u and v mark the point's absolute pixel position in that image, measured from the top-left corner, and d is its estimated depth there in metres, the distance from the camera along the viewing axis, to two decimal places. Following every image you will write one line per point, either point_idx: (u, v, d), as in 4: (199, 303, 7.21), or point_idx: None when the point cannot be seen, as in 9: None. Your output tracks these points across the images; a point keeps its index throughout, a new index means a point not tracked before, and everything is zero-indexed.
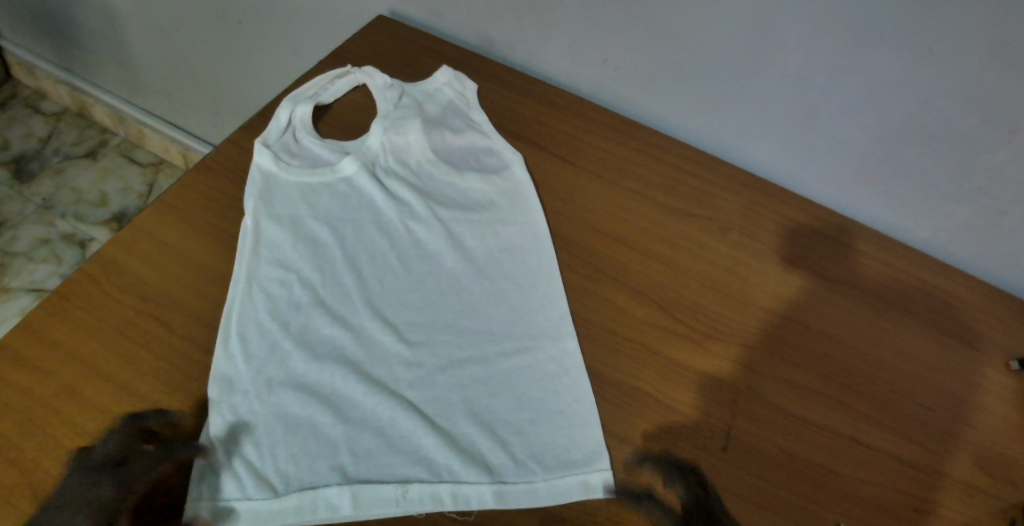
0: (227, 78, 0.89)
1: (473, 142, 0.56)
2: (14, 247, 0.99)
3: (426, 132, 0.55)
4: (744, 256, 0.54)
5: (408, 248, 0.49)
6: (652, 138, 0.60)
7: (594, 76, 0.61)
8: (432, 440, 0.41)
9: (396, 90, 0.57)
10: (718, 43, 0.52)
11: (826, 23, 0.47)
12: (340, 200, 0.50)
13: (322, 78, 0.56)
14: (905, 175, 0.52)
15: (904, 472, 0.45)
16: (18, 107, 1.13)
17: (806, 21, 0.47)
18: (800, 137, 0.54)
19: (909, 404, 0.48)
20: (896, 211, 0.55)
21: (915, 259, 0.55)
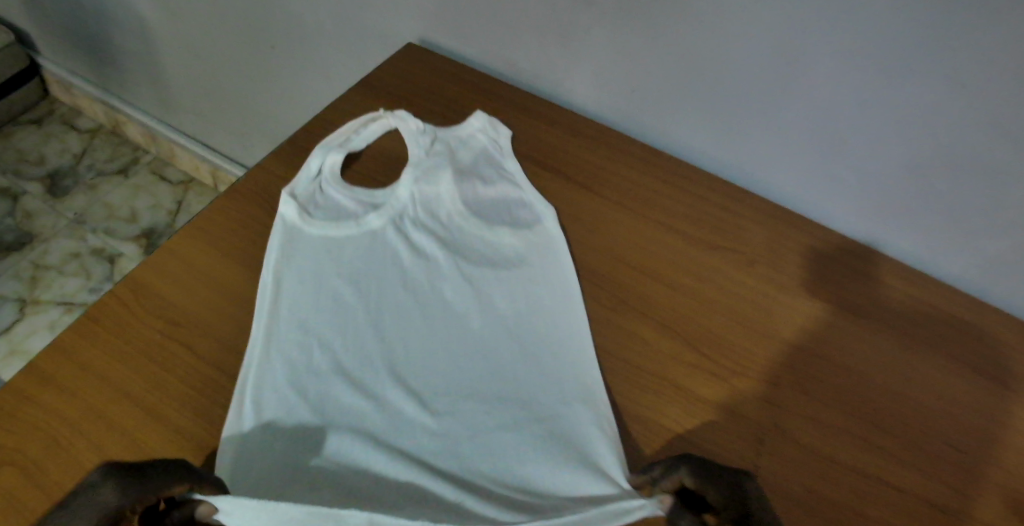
0: (256, 99, 0.91)
1: (504, 192, 0.56)
2: (46, 260, 1.01)
3: (456, 185, 0.55)
4: (770, 289, 0.53)
5: (431, 302, 0.49)
6: (677, 168, 0.60)
7: (618, 105, 0.61)
8: (450, 470, 0.41)
9: (427, 137, 0.57)
10: (743, 72, 0.52)
11: (852, 54, 0.46)
12: (366, 255, 0.51)
13: (355, 122, 0.57)
14: (935, 208, 0.51)
15: (941, 518, 0.43)
16: (55, 124, 1.17)
17: (832, 52, 0.47)
18: (826, 168, 0.54)
19: (945, 446, 0.46)
20: (928, 244, 0.54)
21: (948, 296, 0.54)
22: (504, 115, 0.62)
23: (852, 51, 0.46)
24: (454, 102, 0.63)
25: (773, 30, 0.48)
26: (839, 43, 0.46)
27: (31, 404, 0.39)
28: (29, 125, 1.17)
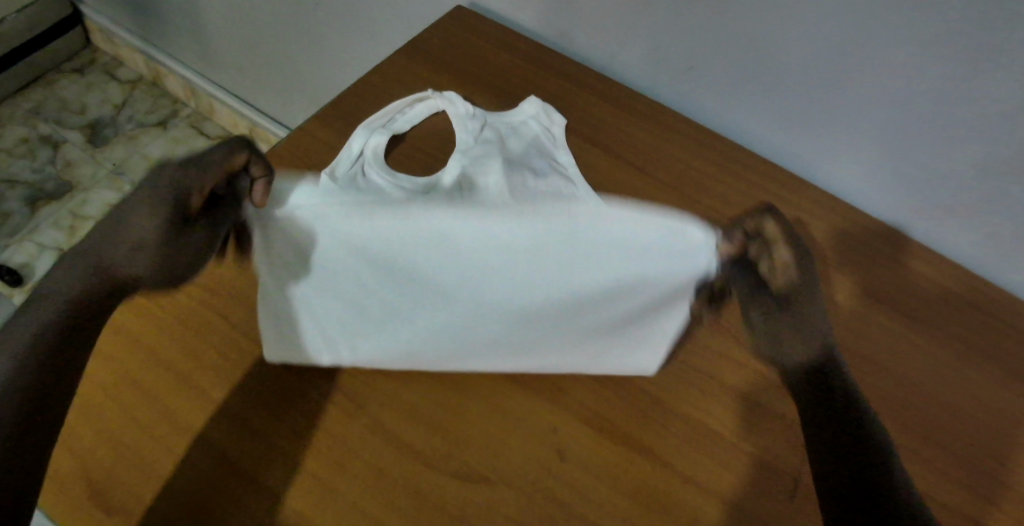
0: (296, 57, 0.89)
1: (557, 186, 0.51)
2: (86, 211, 1.02)
3: (506, 173, 0.50)
4: (826, 287, 0.50)
5: (465, 302, 0.43)
6: (735, 151, 0.56)
7: (677, 81, 0.57)
8: (476, 451, 0.40)
9: (476, 121, 0.54)
10: (818, 51, 0.47)
11: (943, 40, 0.42)
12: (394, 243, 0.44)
13: (401, 102, 0.54)
14: (1003, 218, 0.49)
15: None
16: (96, 73, 1.17)
17: (919, 37, 0.43)
18: (895, 161, 0.51)
19: (1001, 464, 0.43)
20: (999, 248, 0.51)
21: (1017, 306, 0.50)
22: (553, 87, 0.59)
23: (937, 43, 0.42)
24: (501, 70, 0.60)
25: (858, 8, 0.43)
26: (925, 34, 0.42)
27: None
28: (71, 73, 1.17)
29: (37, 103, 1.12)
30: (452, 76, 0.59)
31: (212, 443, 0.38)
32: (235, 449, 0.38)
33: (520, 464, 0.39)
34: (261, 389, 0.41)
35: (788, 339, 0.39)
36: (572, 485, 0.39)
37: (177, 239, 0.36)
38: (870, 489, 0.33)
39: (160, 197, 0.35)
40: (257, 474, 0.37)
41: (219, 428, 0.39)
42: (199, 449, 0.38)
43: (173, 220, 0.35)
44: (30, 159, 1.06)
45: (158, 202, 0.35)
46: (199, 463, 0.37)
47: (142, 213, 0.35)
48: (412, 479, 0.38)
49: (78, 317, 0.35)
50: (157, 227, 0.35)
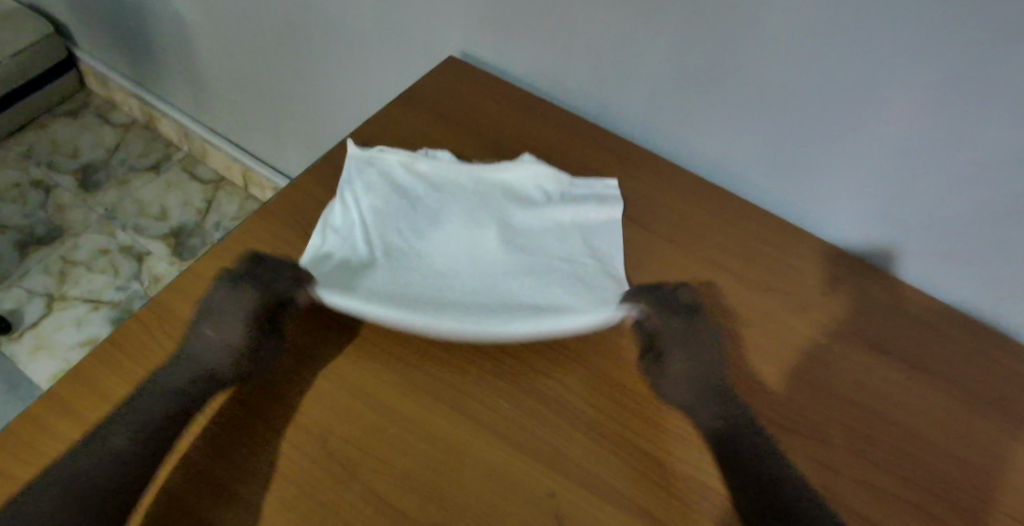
0: (290, 103, 0.90)
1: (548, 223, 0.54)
2: (75, 256, 1.01)
3: (501, 237, 0.52)
4: (821, 335, 0.50)
5: (483, 279, 0.49)
6: (727, 199, 0.57)
7: (667, 128, 0.58)
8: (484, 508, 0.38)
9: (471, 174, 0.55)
10: (808, 90, 0.49)
11: (929, 84, 0.43)
12: (418, 261, 0.49)
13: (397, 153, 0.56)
14: (1001, 265, 0.49)
15: None
16: (91, 118, 1.18)
17: (908, 83, 0.44)
18: (892, 210, 0.51)
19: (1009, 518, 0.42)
20: (990, 293, 0.51)
21: (1011, 355, 0.50)
22: (547, 137, 0.60)
23: (931, 94, 0.44)
24: (495, 119, 0.60)
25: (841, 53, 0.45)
26: (922, 81, 0.43)
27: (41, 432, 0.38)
28: (65, 117, 1.17)
29: (28, 147, 1.13)
30: (444, 126, 0.59)
31: (195, 514, 0.36)
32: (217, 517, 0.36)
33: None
34: (245, 452, 0.39)
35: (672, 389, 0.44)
36: None
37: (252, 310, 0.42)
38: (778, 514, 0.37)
39: (246, 305, 0.42)
40: None
41: (200, 496, 0.37)
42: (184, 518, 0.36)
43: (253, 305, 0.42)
44: (21, 204, 1.06)
45: (244, 313, 0.42)
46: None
47: (223, 316, 0.42)
48: None
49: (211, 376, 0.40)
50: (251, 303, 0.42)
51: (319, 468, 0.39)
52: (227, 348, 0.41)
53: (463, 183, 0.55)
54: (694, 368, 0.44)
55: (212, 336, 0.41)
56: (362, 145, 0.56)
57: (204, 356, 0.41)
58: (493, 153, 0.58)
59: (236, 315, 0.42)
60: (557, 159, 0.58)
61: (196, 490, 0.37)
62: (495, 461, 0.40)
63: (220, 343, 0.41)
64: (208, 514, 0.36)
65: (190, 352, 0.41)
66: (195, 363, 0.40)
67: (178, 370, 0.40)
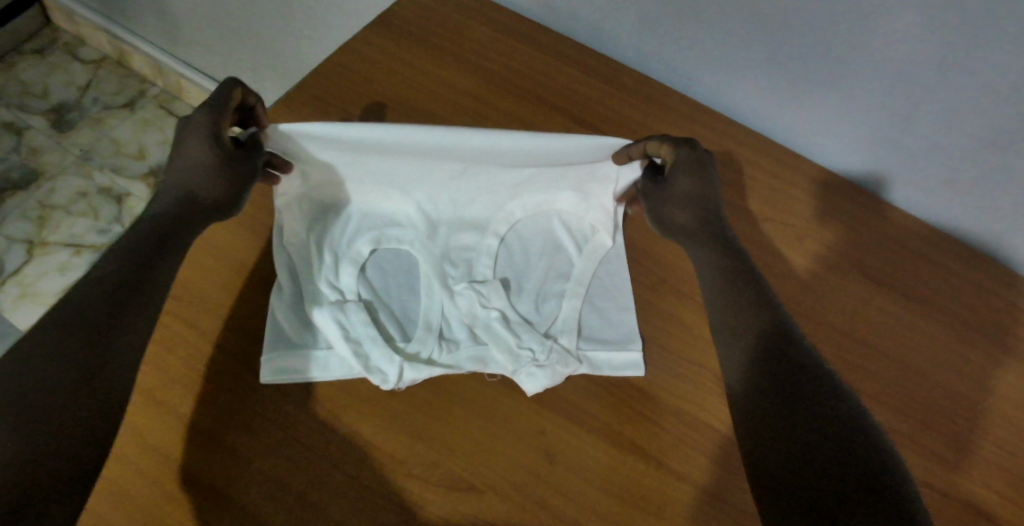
0: (263, 33, 0.85)
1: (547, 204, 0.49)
2: (54, 200, 0.99)
3: (488, 319, 0.44)
4: (816, 269, 0.50)
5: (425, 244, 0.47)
6: (725, 128, 0.55)
7: (663, 52, 0.54)
8: (476, 439, 0.39)
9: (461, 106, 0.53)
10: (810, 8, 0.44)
11: (938, 2, 0.39)
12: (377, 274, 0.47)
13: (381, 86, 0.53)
14: (1003, 199, 0.47)
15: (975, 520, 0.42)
16: (56, 52, 1.11)
17: (914, 2, 0.40)
18: (897, 134, 0.48)
19: (987, 446, 0.44)
20: (987, 223, 0.50)
21: (1000, 282, 0.50)
22: (537, 64, 0.56)
23: (942, 9, 0.40)
24: (480, 46, 0.56)
25: None
26: None
27: None
28: (31, 55, 1.10)
29: None
30: (423, 53, 0.55)
31: (183, 464, 0.37)
32: (194, 460, 0.37)
33: (513, 469, 0.38)
34: (230, 404, 0.38)
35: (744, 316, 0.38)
36: (566, 492, 0.38)
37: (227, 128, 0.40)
38: (815, 415, 0.32)
39: (198, 128, 0.39)
40: (231, 494, 0.36)
41: (190, 449, 0.37)
42: (159, 466, 0.36)
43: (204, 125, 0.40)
44: None
45: (197, 140, 0.39)
46: (156, 478, 0.36)
47: (186, 131, 0.39)
48: (404, 501, 0.36)
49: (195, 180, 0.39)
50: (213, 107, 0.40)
51: (308, 415, 0.38)
52: (203, 169, 0.39)
53: (448, 114, 0.52)
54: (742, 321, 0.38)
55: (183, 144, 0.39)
56: (340, 76, 0.53)
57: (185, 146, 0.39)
58: (480, 80, 0.54)
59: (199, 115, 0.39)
60: (548, 88, 0.55)
61: (186, 442, 0.37)
62: (485, 404, 0.40)
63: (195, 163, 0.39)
64: (197, 464, 0.37)
65: (174, 181, 0.39)
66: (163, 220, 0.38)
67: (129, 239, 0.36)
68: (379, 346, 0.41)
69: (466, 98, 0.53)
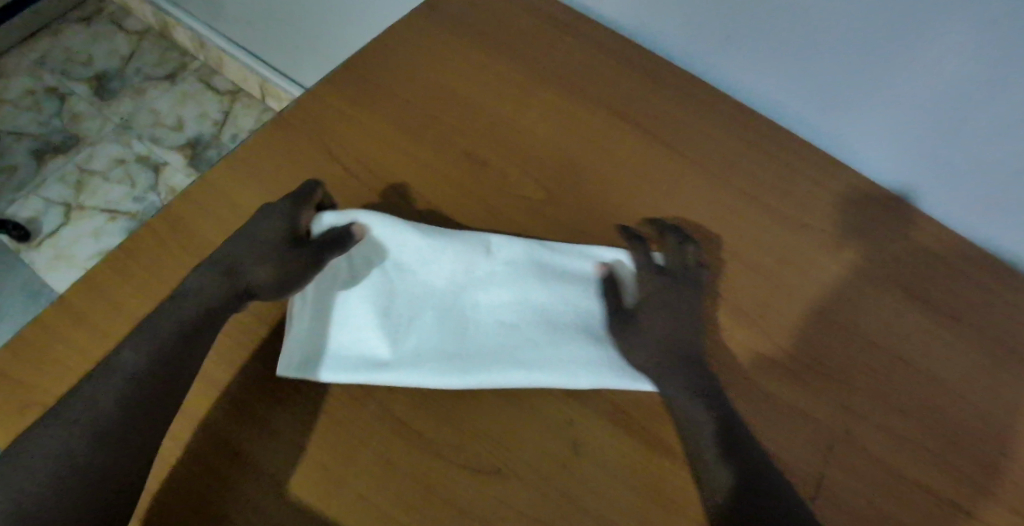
0: (305, 11, 0.85)
1: (586, 196, 0.49)
2: (91, 166, 1.01)
3: (526, 339, 0.41)
4: (854, 278, 0.49)
5: (469, 273, 0.43)
6: (768, 132, 0.54)
7: (710, 50, 0.54)
8: (504, 426, 0.39)
9: (503, 92, 0.52)
10: (861, 16, 0.44)
11: (995, 19, 0.39)
12: (422, 278, 0.43)
13: (425, 68, 0.52)
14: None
15: None
16: (102, 22, 1.13)
17: (970, 16, 0.39)
18: (945, 150, 0.47)
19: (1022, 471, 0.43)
20: None
21: None
22: (580, 55, 0.55)
23: (997, 26, 0.39)
24: (524, 35, 0.56)
25: None
26: (991, 12, 0.39)
27: (58, 338, 0.39)
28: (77, 22, 1.13)
29: (41, 54, 1.09)
30: (466, 38, 0.55)
31: (215, 431, 0.37)
32: (228, 427, 0.37)
33: (538, 458, 0.38)
34: (263, 376, 0.39)
35: (634, 339, 0.42)
36: (588, 485, 0.38)
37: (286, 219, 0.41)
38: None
39: (270, 229, 0.40)
40: (256, 462, 0.36)
41: (223, 417, 0.38)
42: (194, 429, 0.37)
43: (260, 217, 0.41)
44: (35, 112, 1.04)
45: (269, 235, 0.40)
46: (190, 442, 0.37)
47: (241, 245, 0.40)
48: (428, 482, 0.36)
49: (192, 326, 0.37)
50: (277, 231, 0.40)
51: (335, 389, 0.39)
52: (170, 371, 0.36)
53: (489, 99, 0.52)
54: (637, 349, 0.41)
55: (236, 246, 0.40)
56: (384, 56, 0.53)
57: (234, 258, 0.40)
58: (523, 67, 0.54)
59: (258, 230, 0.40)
60: (589, 78, 0.54)
61: (220, 410, 0.38)
62: (513, 394, 0.40)
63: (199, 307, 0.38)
64: (228, 431, 0.37)
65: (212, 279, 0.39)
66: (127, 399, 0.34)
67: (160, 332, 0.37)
68: (404, 362, 0.39)
69: (508, 84, 0.53)
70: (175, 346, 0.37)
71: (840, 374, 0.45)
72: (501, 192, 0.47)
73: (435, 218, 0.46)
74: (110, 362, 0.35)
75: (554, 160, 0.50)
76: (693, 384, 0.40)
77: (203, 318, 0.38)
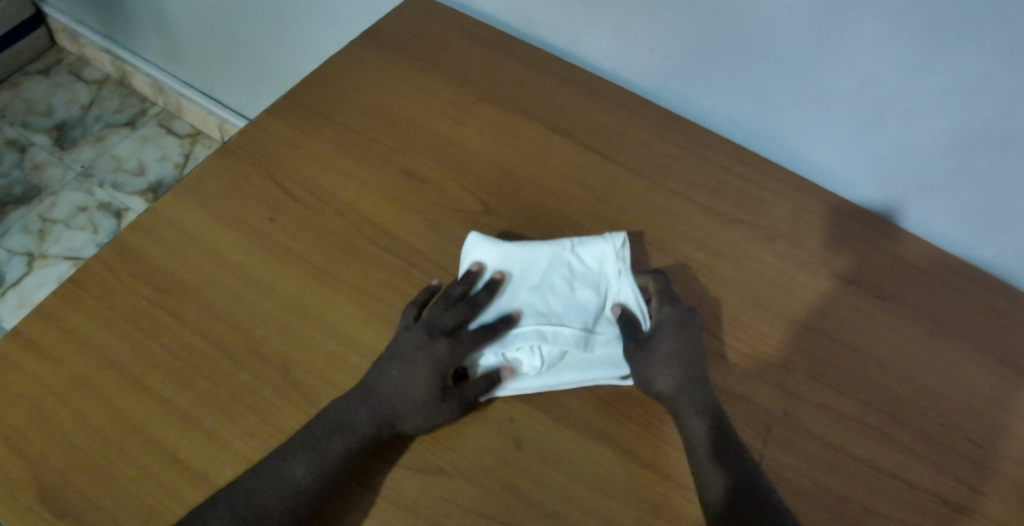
0: (261, 51, 0.88)
1: (528, 206, 0.51)
2: (54, 214, 1.01)
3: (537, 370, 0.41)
4: (786, 266, 0.52)
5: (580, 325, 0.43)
6: (697, 134, 0.57)
7: (637, 62, 0.57)
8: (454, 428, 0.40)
9: (444, 113, 0.55)
10: (773, 18, 0.47)
11: (895, 10, 0.42)
12: (567, 307, 0.44)
13: (368, 95, 0.55)
14: (990, 196, 0.48)
15: (943, 510, 0.43)
16: (62, 74, 1.15)
17: (873, 10, 0.43)
18: (862, 138, 0.51)
19: (953, 437, 0.46)
20: (950, 222, 0.52)
21: (965, 278, 0.52)
22: (516, 74, 0.58)
23: (898, 16, 0.42)
24: (462, 57, 0.59)
25: None
26: (891, 4, 0.42)
27: (10, 371, 0.40)
28: (37, 75, 1.14)
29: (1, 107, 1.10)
30: (407, 64, 0.58)
31: (166, 448, 0.38)
32: (181, 447, 0.38)
33: (484, 455, 0.39)
34: (214, 396, 0.40)
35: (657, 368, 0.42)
36: (534, 477, 0.39)
37: (439, 361, 0.41)
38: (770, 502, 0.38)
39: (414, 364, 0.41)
40: (207, 477, 0.38)
41: (174, 437, 0.39)
42: (146, 452, 0.38)
43: (426, 337, 0.41)
44: None
45: (420, 365, 0.40)
46: (143, 465, 0.38)
47: (389, 373, 0.40)
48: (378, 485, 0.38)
49: (357, 444, 0.38)
50: (424, 378, 0.40)
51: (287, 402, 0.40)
52: (324, 476, 0.37)
53: (431, 119, 0.54)
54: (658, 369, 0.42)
55: (387, 378, 0.40)
56: (329, 85, 0.55)
57: (382, 398, 0.39)
58: (462, 88, 0.57)
59: (422, 361, 0.40)
60: (526, 95, 0.57)
61: (171, 431, 0.39)
62: None
63: (357, 429, 0.39)
64: (179, 447, 0.38)
65: (387, 402, 0.39)
66: (287, 506, 0.37)
67: (320, 450, 0.38)
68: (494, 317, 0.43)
69: (448, 105, 0.55)
70: (347, 459, 0.38)
71: (776, 357, 0.47)
72: (443, 205, 0.50)
73: (378, 233, 0.48)
74: (280, 466, 0.37)
75: (495, 173, 0.52)
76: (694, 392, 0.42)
77: (360, 443, 0.39)
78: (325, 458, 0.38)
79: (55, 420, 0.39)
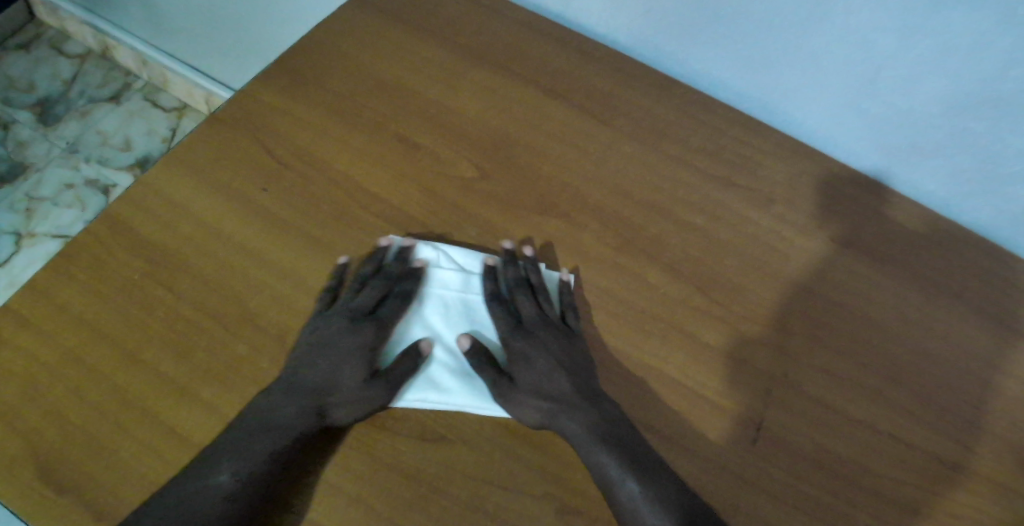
0: (245, 20, 0.85)
1: (523, 172, 0.50)
2: (40, 191, 0.99)
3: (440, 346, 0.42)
4: (784, 230, 0.51)
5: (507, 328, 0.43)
6: (695, 97, 0.56)
7: (632, 24, 0.56)
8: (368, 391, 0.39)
9: (435, 77, 0.53)
10: None
11: None
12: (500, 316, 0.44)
13: (357, 60, 0.53)
14: (983, 158, 0.48)
15: (938, 469, 0.43)
16: (42, 48, 1.11)
17: None
18: (860, 102, 0.50)
19: (947, 397, 0.46)
20: (949, 185, 0.51)
21: (963, 240, 0.52)
22: (508, 37, 0.57)
23: None
24: (452, 21, 0.57)
25: None
26: None
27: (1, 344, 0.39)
28: (17, 49, 1.11)
29: None
30: (395, 29, 0.56)
31: (161, 419, 0.38)
32: (177, 419, 0.38)
33: (481, 420, 0.40)
34: (208, 366, 0.39)
35: (525, 375, 0.42)
36: (530, 441, 0.39)
37: (369, 350, 0.41)
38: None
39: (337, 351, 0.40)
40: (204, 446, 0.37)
41: (171, 407, 0.38)
42: (143, 423, 0.38)
43: (350, 325, 0.41)
44: None
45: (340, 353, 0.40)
46: (139, 436, 0.37)
47: (312, 366, 0.40)
48: (375, 448, 0.38)
49: (284, 431, 0.37)
50: (350, 357, 0.40)
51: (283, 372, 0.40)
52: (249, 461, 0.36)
53: (421, 84, 0.53)
54: (527, 375, 0.42)
55: (306, 373, 0.40)
56: (315, 50, 0.53)
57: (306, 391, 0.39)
58: (453, 52, 0.55)
59: (339, 358, 0.40)
60: (518, 59, 0.56)
61: (167, 403, 0.38)
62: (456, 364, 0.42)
63: (274, 417, 0.37)
64: (174, 418, 0.38)
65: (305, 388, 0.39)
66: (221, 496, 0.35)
67: (256, 441, 0.37)
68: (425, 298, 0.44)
69: (438, 69, 0.54)
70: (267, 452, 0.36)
71: (773, 321, 0.47)
72: (436, 171, 0.49)
73: (372, 201, 0.47)
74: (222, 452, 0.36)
75: (488, 139, 0.51)
76: (572, 395, 0.41)
77: (281, 435, 0.37)
78: (249, 450, 0.36)
79: (48, 393, 0.38)
